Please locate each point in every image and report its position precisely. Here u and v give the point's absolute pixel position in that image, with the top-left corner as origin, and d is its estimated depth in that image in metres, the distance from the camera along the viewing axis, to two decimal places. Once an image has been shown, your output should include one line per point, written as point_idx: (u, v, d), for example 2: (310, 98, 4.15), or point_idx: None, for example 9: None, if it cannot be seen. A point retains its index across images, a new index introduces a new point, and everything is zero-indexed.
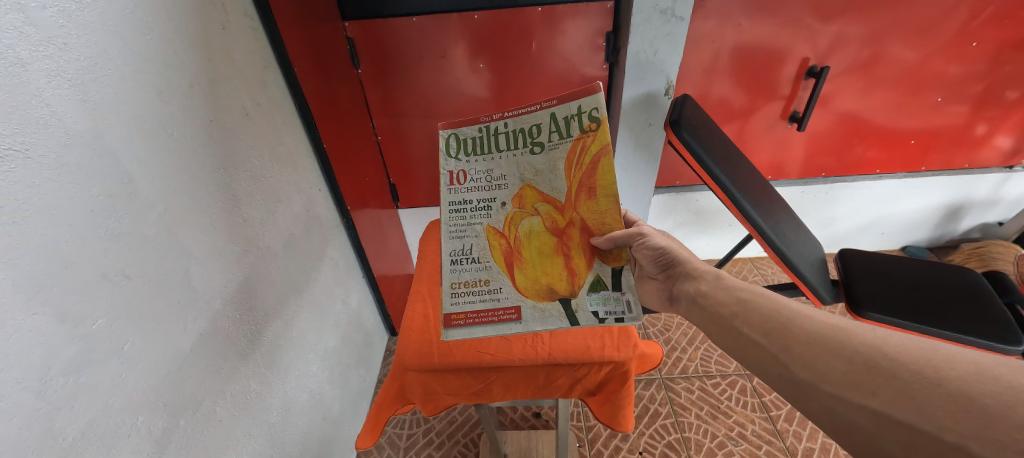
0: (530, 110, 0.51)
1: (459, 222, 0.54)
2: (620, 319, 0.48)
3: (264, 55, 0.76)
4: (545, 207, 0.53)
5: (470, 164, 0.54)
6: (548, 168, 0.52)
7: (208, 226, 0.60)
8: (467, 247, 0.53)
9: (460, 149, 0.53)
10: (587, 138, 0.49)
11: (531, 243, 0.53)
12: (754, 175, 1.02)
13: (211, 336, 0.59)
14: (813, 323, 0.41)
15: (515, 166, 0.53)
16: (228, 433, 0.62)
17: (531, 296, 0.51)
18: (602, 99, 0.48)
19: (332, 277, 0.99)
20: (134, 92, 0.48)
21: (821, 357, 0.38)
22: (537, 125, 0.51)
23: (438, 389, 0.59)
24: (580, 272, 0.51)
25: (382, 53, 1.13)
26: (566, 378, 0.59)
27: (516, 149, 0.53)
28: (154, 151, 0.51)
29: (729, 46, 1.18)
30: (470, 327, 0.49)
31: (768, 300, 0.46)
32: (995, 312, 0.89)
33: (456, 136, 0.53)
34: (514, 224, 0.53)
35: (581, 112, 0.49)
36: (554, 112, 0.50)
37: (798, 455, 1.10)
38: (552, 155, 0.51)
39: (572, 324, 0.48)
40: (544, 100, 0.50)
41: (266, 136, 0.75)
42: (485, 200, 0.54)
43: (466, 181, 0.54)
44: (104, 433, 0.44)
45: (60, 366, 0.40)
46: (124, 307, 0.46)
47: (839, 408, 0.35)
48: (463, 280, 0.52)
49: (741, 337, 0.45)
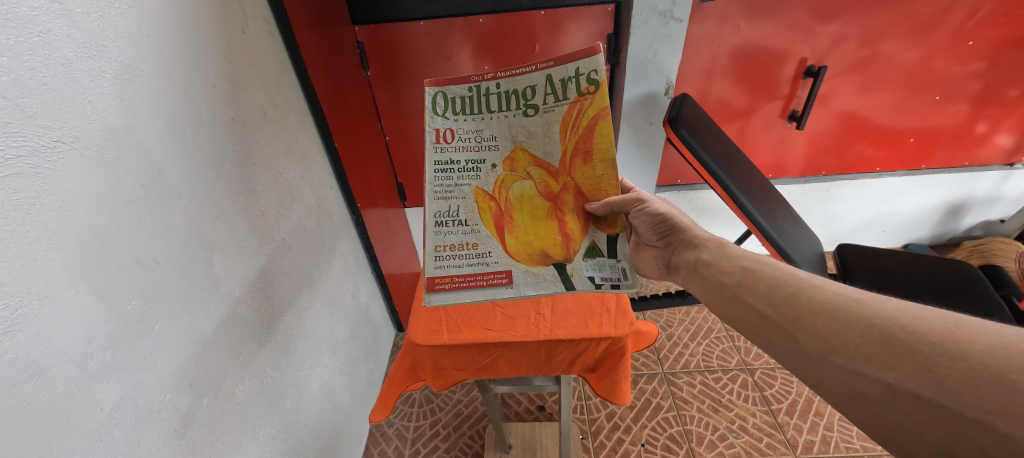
0: (527, 71, 0.53)
1: (445, 183, 0.55)
2: (617, 284, 0.52)
3: (280, 57, 0.79)
4: (537, 171, 0.55)
5: (457, 122, 0.55)
6: (542, 131, 0.54)
7: (229, 217, 0.63)
8: (453, 208, 0.55)
9: (448, 107, 0.55)
10: (585, 101, 0.52)
11: (522, 207, 0.55)
12: (753, 172, 1.04)
13: (231, 322, 0.63)
14: (827, 296, 0.39)
15: (508, 126, 0.55)
16: (247, 414, 0.65)
17: (525, 260, 0.54)
18: (602, 61, 0.50)
19: (342, 271, 1.02)
20: (164, 90, 0.52)
21: (835, 331, 0.36)
22: (532, 86, 0.53)
23: (447, 365, 0.61)
24: (574, 238, 0.54)
25: (390, 55, 1.17)
26: (566, 354, 0.62)
27: (507, 110, 0.55)
28: (181, 146, 0.54)
29: (728, 48, 1.21)
30: (455, 291, 0.53)
31: (777, 271, 0.45)
32: (993, 306, 0.91)
33: (443, 94, 0.55)
34: (504, 188, 0.56)
35: (579, 73, 0.52)
36: (551, 74, 0.52)
37: (799, 447, 1.11)
38: (548, 116, 0.54)
39: (570, 289, 0.52)
40: (540, 62, 0.53)
41: (282, 135, 0.79)
42: (474, 161, 0.56)
43: (453, 139, 0.55)
44: (137, 406, 0.47)
45: (99, 342, 0.43)
46: (155, 291, 0.50)
47: (851, 382, 0.34)
48: (449, 243, 0.55)
49: (748, 310, 0.44)
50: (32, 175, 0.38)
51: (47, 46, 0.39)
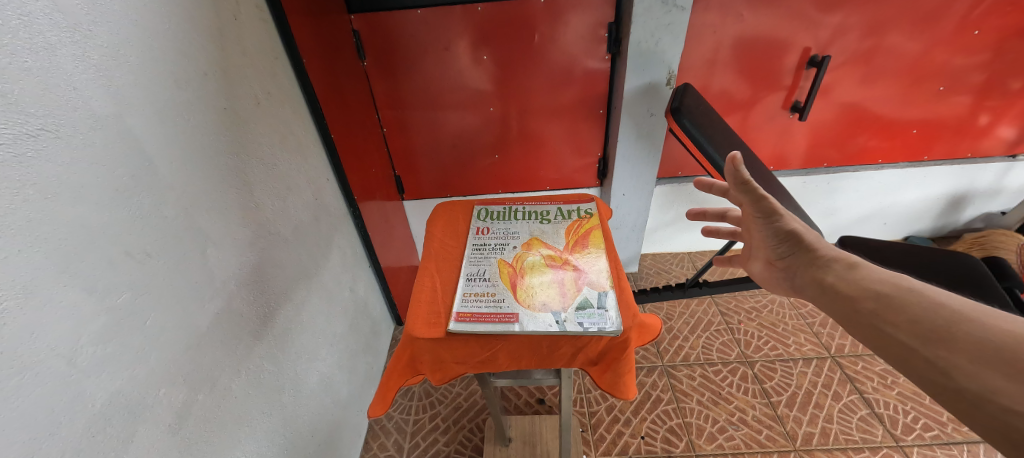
0: (544, 204, 0.72)
1: (478, 255, 0.62)
2: (602, 329, 0.49)
3: (274, 46, 0.77)
4: (549, 250, 0.61)
5: (491, 224, 0.68)
6: (553, 231, 0.66)
7: (223, 210, 0.62)
8: (481, 270, 0.59)
9: (487, 216, 0.70)
10: (583, 220, 0.67)
11: (532, 271, 0.58)
12: (755, 164, 1.02)
13: (226, 315, 0.62)
14: (984, 326, 0.33)
15: (528, 227, 0.67)
16: (243, 409, 0.65)
17: (527, 306, 0.52)
18: (594, 206, 0.71)
19: (340, 265, 1.01)
20: (153, 77, 0.51)
21: (1000, 370, 0.31)
22: (546, 211, 0.70)
23: (446, 358, 0.53)
24: (573, 288, 0.54)
25: (386, 45, 1.14)
26: (569, 346, 0.52)
27: (529, 220, 0.68)
28: (173, 136, 0.53)
29: (730, 38, 1.19)
30: (473, 323, 0.51)
31: (922, 296, 0.38)
32: (995, 296, 0.90)
33: (486, 210, 0.72)
34: (521, 258, 0.60)
35: (579, 209, 0.70)
36: (561, 207, 0.71)
37: (799, 439, 1.11)
38: (557, 225, 0.67)
39: (563, 330, 0.49)
40: (553, 202, 0.73)
41: (276, 125, 0.77)
42: (501, 243, 0.64)
43: (487, 232, 0.66)
44: (131, 402, 0.46)
45: (89, 337, 0.42)
46: (146, 284, 0.48)
47: (1015, 423, 0.29)
48: (475, 290, 0.55)
49: (885, 340, 0.38)
50: (15, 164, 0.36)
51: (27, 30, 0.37)
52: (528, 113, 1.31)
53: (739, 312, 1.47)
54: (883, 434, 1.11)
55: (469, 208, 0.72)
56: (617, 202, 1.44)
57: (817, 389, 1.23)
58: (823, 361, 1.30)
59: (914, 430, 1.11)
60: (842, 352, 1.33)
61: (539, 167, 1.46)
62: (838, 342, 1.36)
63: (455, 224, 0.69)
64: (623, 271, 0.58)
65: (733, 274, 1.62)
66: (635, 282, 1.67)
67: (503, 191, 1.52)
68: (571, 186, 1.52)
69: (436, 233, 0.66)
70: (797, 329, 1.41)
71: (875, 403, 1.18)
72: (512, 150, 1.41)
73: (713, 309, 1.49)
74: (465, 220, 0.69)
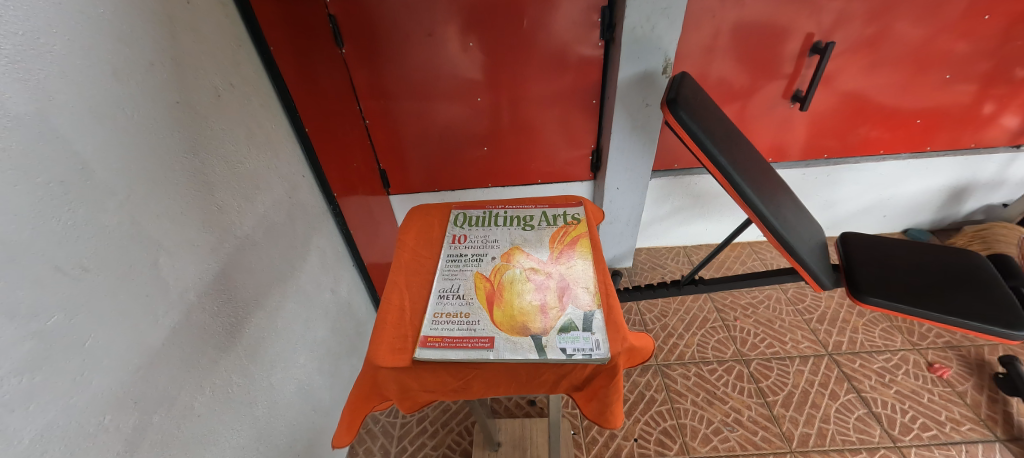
0: (527, 208, 0.67)
1: (453, 267, 0.57)
2: (588, 356, 0.45)
3: (237, 32, 0.71)
4: (531, 262, 0.57)
5: (469, 230, 0.64)
6: (536, 238, 0.61)
7: (179, 215, 0.57)
8: (455, 285, 0.54)
9: (465, 222, 0.65)
10: (569, 227, 0.62)
11: (512, 286, 0.53)
12: (754, 158, 0.97)
13: (185, 329, 0.57)
14: None
15: (509, 234, 0.62)
16: (208, 428, 0.61)
17: (506, 330, 0.48)
18: (581, 210, 0.66)
19: (319, 267, 0.96)
20: (86, 69, 0.44)
21: None
22: (529, 215, 0.66)
23: (414, 386, 0.48)
24: (557, 308, 0.50)
25: (366, 31, 1.07)
26: (552, 374, 0.48)
27: (510, 226, 0.64)
28: (113, 135, 0.47)
29: (729, 23, 1.13)
30: (443, 350, 0.46)
31: None
32: (1002, 297, 0.87)
33: (464, 214, 0.67)
34: (500, 272, 0.56)
35: (565, 214, 0.65)
36: (545, 211, 0.66)
37: (795, 440, 1.09)
38: (541, 231, 0.62)
39: (543, 357, 0.45)
40: (537, 205, 0.68)
41: (242, 120, 0.71)
42: (478, 253, 0.59)
43: (464, 240, 0.62)
44: (67, 434, 0.42)
45: (12, 366, 0.37)
46: (83, 303, 0.43)
47: None
48: (446, 311, 0.51)
49: None
50: None
51: None
52: (518, 103, 1.25)
53: (735, 309, 1.45)
54: (880, 435, 1.10)
55: (447, 213, 0.68)
56: (610, 196, 1.40)
57: (814, 388, 1.21)
58: (820, 359, 1.28)
59: (912, 430, 1.10)
60: (839, 350, 1.31)
61: (530, 160, 1.41)
62: (835, 339, 1.34)
63: (430, 231, 0.64)
64: (612, 285, 0.54)
65: (729, 269, 1.59)
66: (629, 278, 1.64)
67: (492, 184, 1.47)
68: (563, 179, 1.47)
69: (409, 241, 0.62)
70: (794, 326, 1.38)
71: (872, 402, 1.17)
72: (503, 143, 1.35)
73: (708, 305, 1.46)
74: (441, 227, 0.65)
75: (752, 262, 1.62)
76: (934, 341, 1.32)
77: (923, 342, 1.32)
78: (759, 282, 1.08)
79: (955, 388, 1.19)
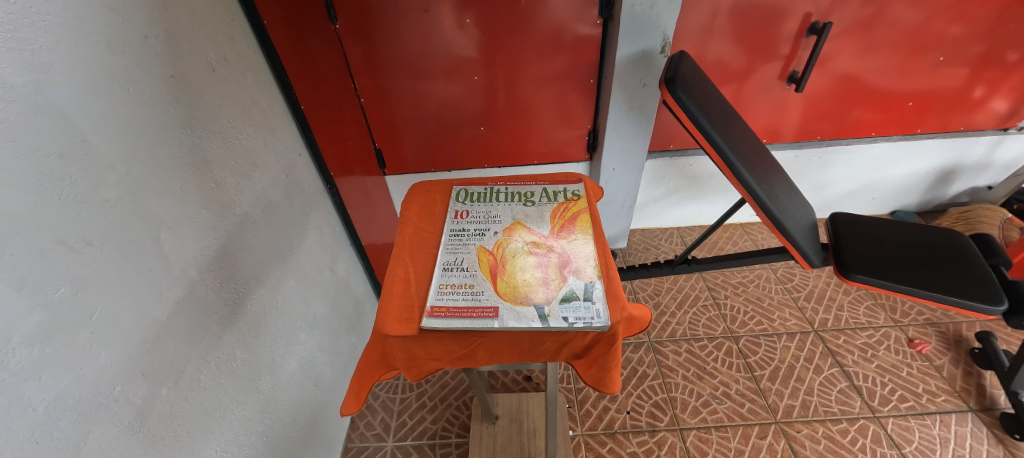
0: (527, 184, 0.68)
1: (456, 242, 0.58)
2: (589, 324, 0.46)
3: (229, 4, 0.68)
4: (531, 237, 0.58)
5: (471, 206, 0.64)
6: (536, 214, 0.62)
7: (180, 190, 0.57)
8: (459, 259, 0.55)
9: (466, 198, 0.66)
10: (569, 203, 0.64)
11: (513, 260, 0.54)
12: (750, 138, 0.99)
13: (189, 304, 0.58)
14: None
15: (510, 210, 0.63)
16: (215, 399, 0.62)
17: (509, 299, 0.49)
18: (582, 187, 0.67)
19: (318, 246, 0.96)
20: (80, 40, 0.43)
21: None
22: (530, 192, 0.66)
23: (420, 355, 0.50)
24: (557, 280, 0.51)
25: (360, 6, 1.04)
26: (553, 342, 0.50)
27: (511, 202, 0.65)
28: (110, 109, 0.46)
29: (728, 2, 1.12)
30: (449, 319, 0.48)
31: None
32: (981, 273, 0.91)
33: (466, 191, 0.68)
34: (502, 245, 0.57)
35: (566, 191, 0.66)
36: (546, 188, 0.67)
37: (780, 411, 1.14)
38: (542, 208, 0.63)
39: (545, 325, 0.46)
40: (538, 182, 0.69)
41: (236, 96, 0.70)
42: (480, 229, 0.60)
43: (466, 215, 0.62)
44: (80, 403, 0.43)
45: (22, 337, 0.38)
46: (90, 275, 0.44)
47: None
48: (451, 282, 0.52)
49: None
50: None
51: None
52: (516, 82, 1.24)
53: (726, 287, 1.49)
54: (860, 406, 1.15)
55: (448, 189, 0.68)
56: (607, 177, 1.41)
57: (800, 363, 1.26)
58: (806, 336, 1.33)
59: (890, 401, 1.16)
60: (825, 327, 1.35)
61: (527, 140, 1.40)
62: (822, 316, 1.38)
63: (432, 206, 0.65)
64: (612, 258, 0.55)
65: (721, 250, 1.62)
66: (623, 258, 1.66)
67: (489, 165, 1.47)
68: (559, 160, 1.47)
69: (411, 217, 0.62)
70: (782, 304, 1.43)
71: (854, 375, 1.22)
72: (499, 122, 1.34)
73: (700, 284, 1.50)
74: (443, 203, 0.65)
75: (743, 243, 1.65)
76: (916, 318, 1.37)
77: (905, 319, 1.37)
78: (750, 261, 1.11)
79: (932, 362, 1.25)
